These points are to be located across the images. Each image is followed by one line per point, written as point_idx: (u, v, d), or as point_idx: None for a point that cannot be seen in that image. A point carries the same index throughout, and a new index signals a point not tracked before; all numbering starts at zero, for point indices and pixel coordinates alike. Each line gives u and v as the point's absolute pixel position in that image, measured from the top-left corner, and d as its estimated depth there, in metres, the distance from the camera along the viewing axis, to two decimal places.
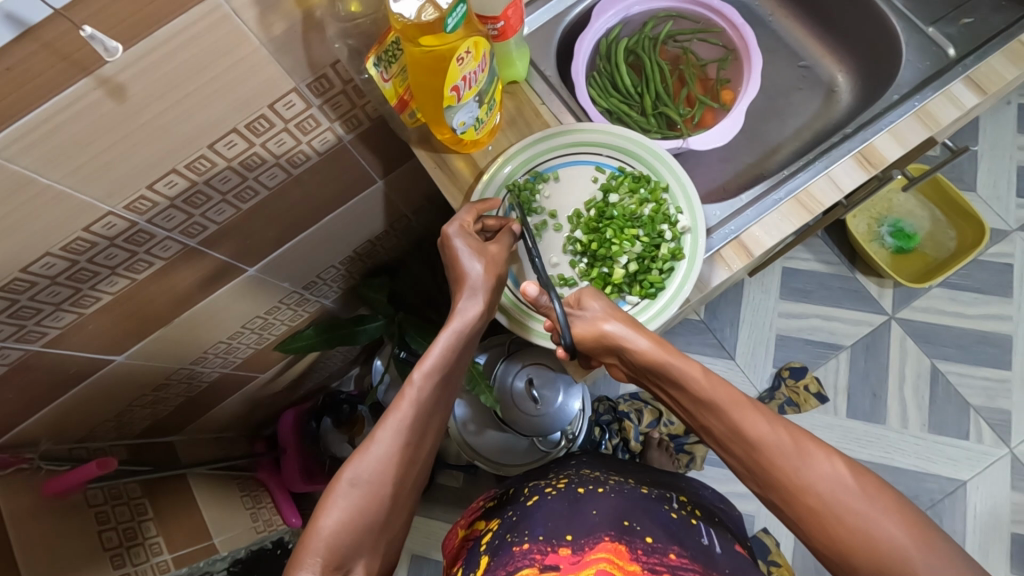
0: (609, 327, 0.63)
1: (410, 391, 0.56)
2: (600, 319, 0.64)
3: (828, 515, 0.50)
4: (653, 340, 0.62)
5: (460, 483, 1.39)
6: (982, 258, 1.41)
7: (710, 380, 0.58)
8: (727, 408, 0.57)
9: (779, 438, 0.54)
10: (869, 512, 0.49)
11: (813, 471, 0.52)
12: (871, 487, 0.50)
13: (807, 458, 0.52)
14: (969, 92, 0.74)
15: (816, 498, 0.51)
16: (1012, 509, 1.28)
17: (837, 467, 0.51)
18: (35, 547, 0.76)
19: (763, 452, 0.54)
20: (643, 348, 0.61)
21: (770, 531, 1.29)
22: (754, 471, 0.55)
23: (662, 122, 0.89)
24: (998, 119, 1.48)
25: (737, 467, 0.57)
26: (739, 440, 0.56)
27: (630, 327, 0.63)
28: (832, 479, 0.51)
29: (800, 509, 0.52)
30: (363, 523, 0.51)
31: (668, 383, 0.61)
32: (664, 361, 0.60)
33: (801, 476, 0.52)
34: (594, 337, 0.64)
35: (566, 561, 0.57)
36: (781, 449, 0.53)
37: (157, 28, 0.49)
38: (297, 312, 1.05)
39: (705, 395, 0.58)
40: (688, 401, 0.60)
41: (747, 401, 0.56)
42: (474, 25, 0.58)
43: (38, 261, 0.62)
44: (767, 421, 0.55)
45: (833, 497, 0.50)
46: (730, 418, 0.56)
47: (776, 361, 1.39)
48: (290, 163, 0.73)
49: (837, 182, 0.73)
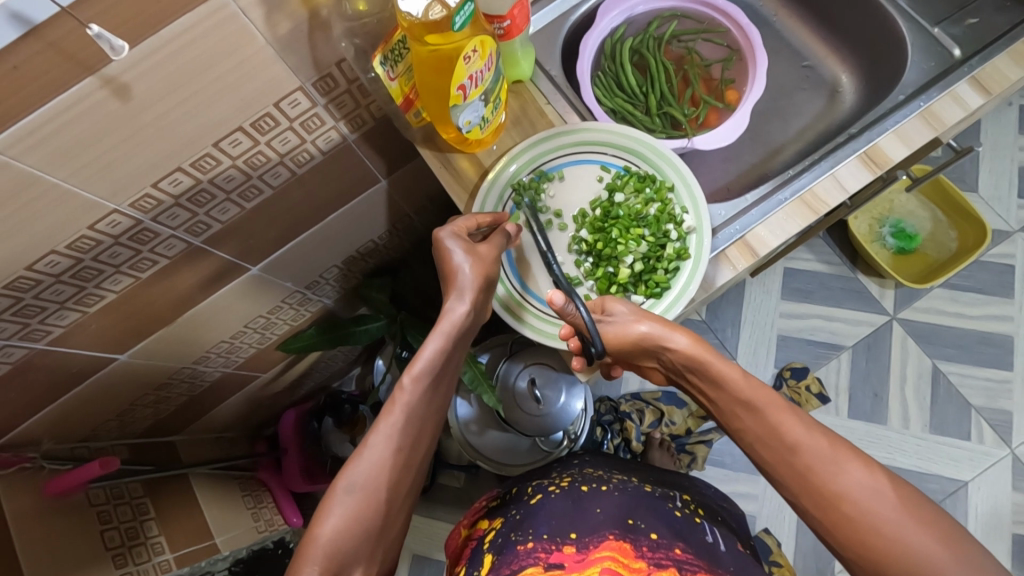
0: (646, 327, 0.64)
1: (401, 395, 0.56)
2: (632, 320, 0.65)
3: (864, 523, 0.50)
4: (691, 337, 0.63)
5: (461, 483, 1.39)
6: (984, 258, 1.41)
7: (749, 381, 0.59)
8: (766, 409, 0.57)
9: (817, 442, 0.54)
10: (904, 523, 0.49)
11: (848, 478, 0.52)
12: (908, 498, 0.50)
13: (843, 464, 0.52)
14: (973, 93, 0.75)
15: (851, 505, 0.51)
16: (1013, 509, 1.28)
17: (875, 477, 0.51)
18: (35, 546, 0.75)
19: (801, 457, 0.54)
20: (682, 345, 0.62)
21: (771, 531, 1.29)
22: (787, 476, 0.55)
23: (666, 122, 0.89)
24: (999, 119, 1.48)
25: (769, 471, 0.57)
26: (773, 442, 0.56)
27: (667, 326, 0.64)
28: (867, 487, 0.51)
29: (833, 515, 0.52)
30: (360, 529, 0.51)
31: (705, 382, 0.62)
32: (705, 359, 0.61)
33: (836, 483, 0.52)
34: (630, 338, 0.65)
35: (570, 559, 0.57)
36: (817, 453, 0.54)
37: (163, 27, 0.49)
38: (299, 312, 1.04)
39: (744, 395, 0.59)
40: (724, 400, 0.61)
41: (784, 403, 0.57)
42: (480, 25, 0.58)
43: (42, 260, 0.62)
44: (805, 426, 0.55)
45: (869, 506, 0.50)
46: (766, 420, 0.57)
47: (777, 361, 1.39)
48: (294, 162, 0.73)
49: (842, 182, 0.73)
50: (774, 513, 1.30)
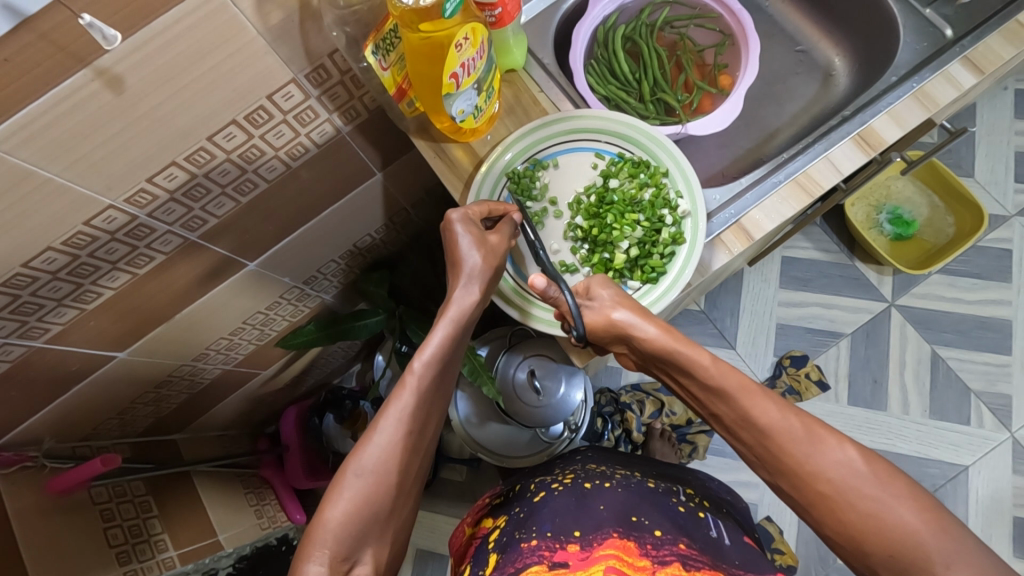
0: (618, 315, 0.64)
1: (412, 379, 0.56)
2: (608, 307, 0.65)
3: (840, 501, 0.50)
4: (662, 327, 0.62)
5: (463, 476, 1.39)
6: (980, 244, 1.42)
7: (719, 366, 0.58)
8: (739, 398, 0.56)
9: (788, 422, 0.54)
10: (882, 497, 0.49)
11: (824, 457, 0.52)
12: (883, 473, 0.50)
13: (818, 444, 0.52)
14: (966, 71, 0.74)
15: (827, 484, 0.51)
16: (1013, 493, 1.28)
17: (848, 453, 0.51)
18: (46, 542, 0.76)
19: (774, 439, 0.54)
20: (652, 335, 0.62)
21: (773, 519, 1.29)
22: (764, 457, 0.56)
23: (660, 108, 0.88)
24: (995, 103, 1.49)
25: (750, 454, 0.58)
26: (748, 427, 0.56)
27: (639, 315, 0.63)
28: (843, 465, 0.51)
29: (811, 495, 0.52)
30: (371, 513, 0.51)
31: (676, 370, 0.62)
32: (673, 348, 0.61)
33: (811, 462, 0.52)
34: (603, 325, 0.65)
35: (574, 557, 0.56)
36: (792, 435, 0.53)
37: (154, 17, 0.49)
38: (298, 308, 1.05)
39: (713, 381, 0.58)
40: (697, 388, 0.60)
41: (755, 385, 0.57)
42: (471, 12, 0.58)
43: (38, 256, 0.62)
44: (776, 406, 0.55)
45: (844, 483, 0.50)
46: (738, 405, 0.57)
47: (776, 349, 1.39)
48: (289, 155, 0.73)
49: (836, 164, 0.73)
50: (776, 500, 1.30)
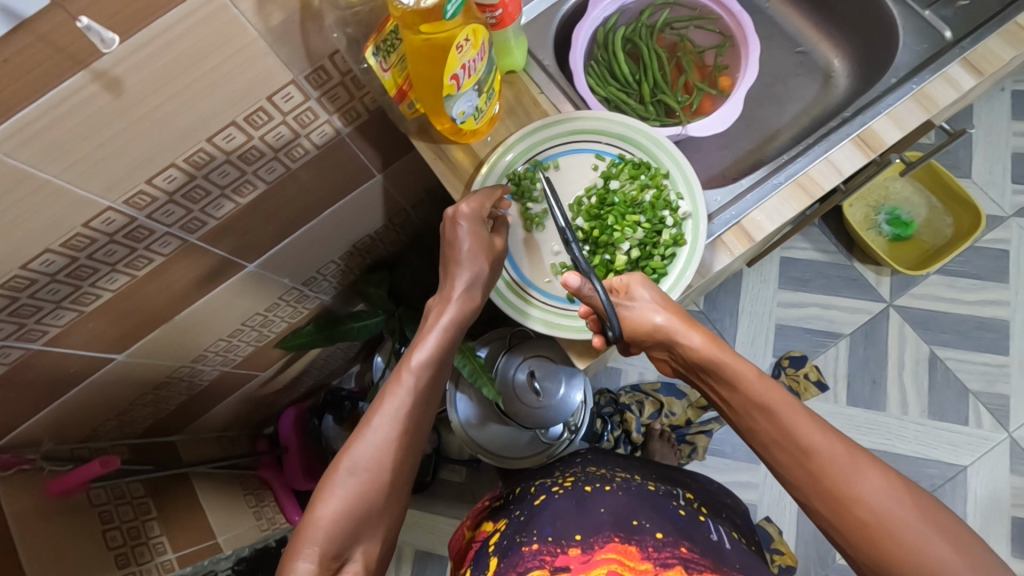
0: (662, 319, 0.64)
1: (408, 378, 0.56)
2: (651, 309, 0.65)
3: (878, 529, 0.50)
4: (707, 337, 0.64)
5: (462, 477, 1.39)
6: (978, 244, 1.42)
7: (764, 382, 0.59)
8: (782, 411, 0.57)
9: (833, 448, 0.54)
10: (921, 532, 0.49)
11: (865, 484, 0.52)
12: (924, 508, 0.51)
13: (861, 471, 0.53)
14: (966, 74, 0.75)
15: (864, 509, 0.51)
16: (1012, 493, 1.29)
17: (892, 486, 0.51)
18: (45, 544, 0.76)
19: (816, 460, 0.54)
20: (697, 345, 0.63)
21: (772, 519, 1.29)
22: (801, 478, 0.55)
23: (660, 109, 0.88)
24: (993, 104, 1.49)
25: (783, 473, 0.57)
26: (788, 444, 0.56)
27: (685, 323, 0.64)
28: (886, 496, 0.51)
29: (847, 520, 0.52)
30: (362, 511, 0.51)
31: (720, 381, 0.63)
32: (720, 356, 0.62)
33: (852, 487, 0.52)
34: (645, 328, 0.65)
35: (576, 561, 0.57)
36: (836, 459, 0.53)
37: (154, 18, 0.49)
38: (297, 309, 1.05)
39: (758, 397, 0.59)
40: (738, 400, 0.61)
41: (800, 406, 0.58)
42: (471, 13, 0.58)
43: (37, 258, 0.62)
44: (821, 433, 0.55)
45: (885, 513, 0.50)
46: (782, 422, 0.57)
47: (776, 350, 1.39)
48: (289, 157, 0.72)
49: (837, 165, 0.73)
50: (775, 501, 1.30)
